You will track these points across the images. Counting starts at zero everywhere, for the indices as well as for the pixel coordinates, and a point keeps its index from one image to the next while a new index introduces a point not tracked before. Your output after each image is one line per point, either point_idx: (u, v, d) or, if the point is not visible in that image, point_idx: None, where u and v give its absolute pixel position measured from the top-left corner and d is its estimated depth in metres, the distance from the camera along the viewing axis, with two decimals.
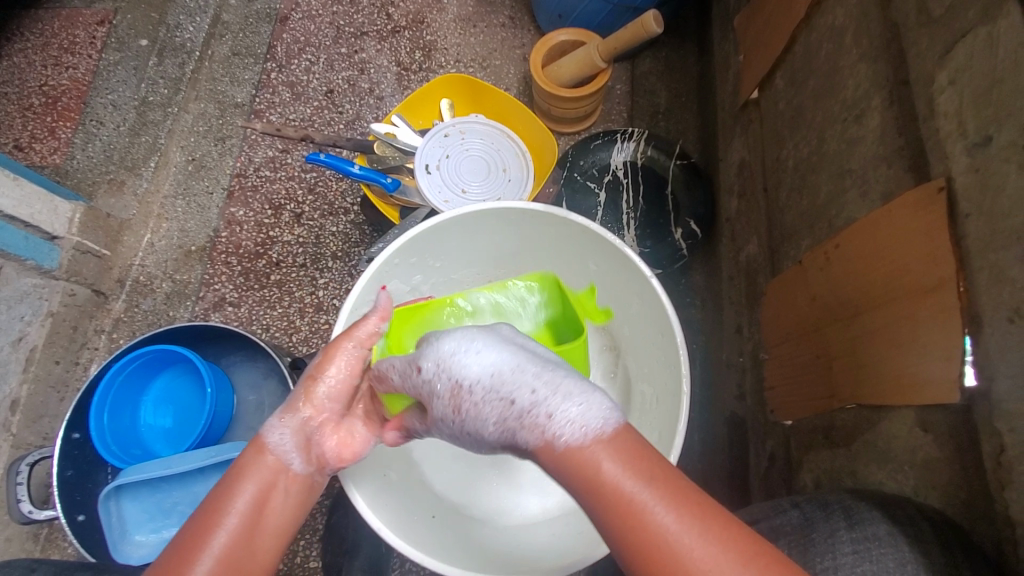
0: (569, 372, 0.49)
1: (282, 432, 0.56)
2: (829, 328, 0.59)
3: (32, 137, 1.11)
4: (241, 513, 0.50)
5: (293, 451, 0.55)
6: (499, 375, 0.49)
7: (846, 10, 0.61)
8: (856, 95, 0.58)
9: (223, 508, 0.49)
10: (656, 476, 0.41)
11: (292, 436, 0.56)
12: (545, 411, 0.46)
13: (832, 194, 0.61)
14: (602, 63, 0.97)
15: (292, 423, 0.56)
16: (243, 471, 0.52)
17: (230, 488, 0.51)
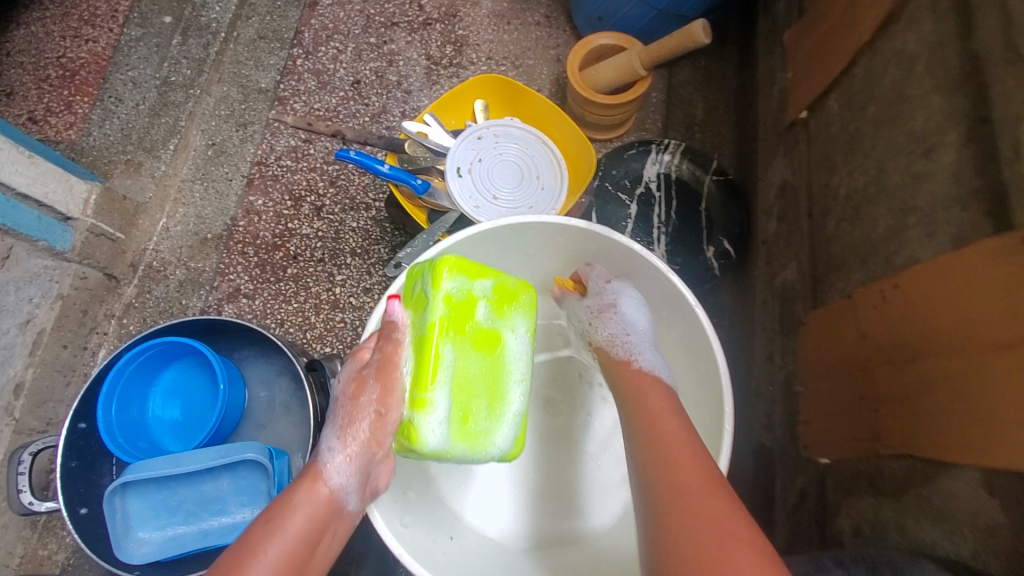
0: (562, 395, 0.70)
1: (340, 470, 0.54)
2: (877, 368, 0.57)
3: (48, 110, 1.08)
4: (295, 556, 0.49)
5: (348, 490, 0.54)
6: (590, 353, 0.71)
7: (918, 37, 0.58)
8: (927, 128, 0.56)
9: (273, 551, 0.48)
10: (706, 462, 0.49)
11: (346, 474, 0.54)
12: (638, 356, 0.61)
13: (891, 229, 0.58)
14: (642, 70, 0.94)
15: (350, 460, 0.54)
16: (294, 508, 0.50)
17: (283, 527, 0.49)
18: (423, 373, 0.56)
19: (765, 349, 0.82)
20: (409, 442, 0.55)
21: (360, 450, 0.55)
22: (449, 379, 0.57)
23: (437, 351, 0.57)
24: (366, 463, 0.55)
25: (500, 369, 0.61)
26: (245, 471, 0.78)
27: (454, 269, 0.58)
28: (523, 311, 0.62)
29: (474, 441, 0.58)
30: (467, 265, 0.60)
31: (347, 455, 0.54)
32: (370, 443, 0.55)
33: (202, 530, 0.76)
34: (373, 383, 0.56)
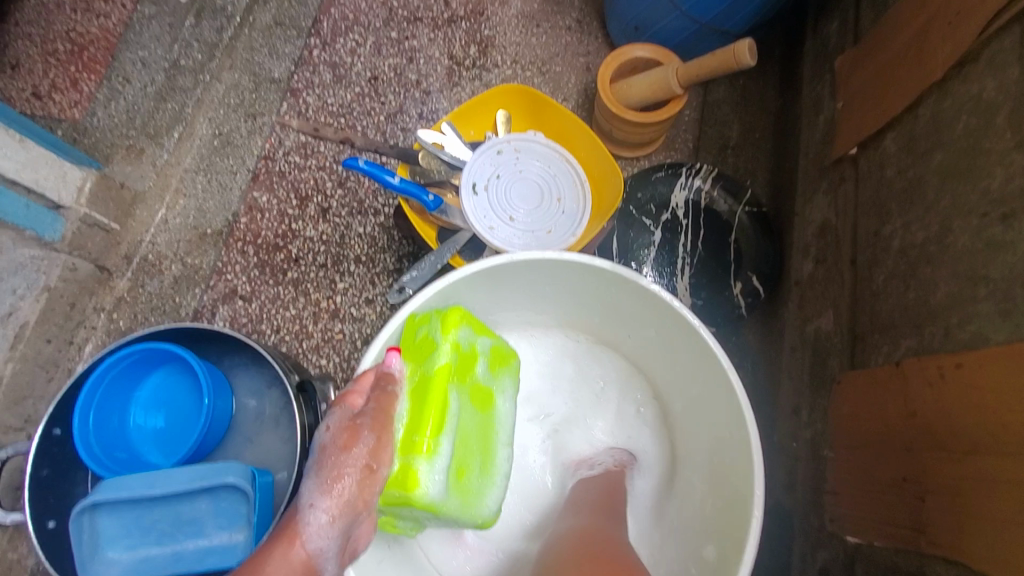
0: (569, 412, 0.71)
1: (322, 529, 0.52)
2: (929, 454, 0.51)
3: (53, 86, 0.98)
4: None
5: (328, 552, 0.52)
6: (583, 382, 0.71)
7: (1000, 84, 0.52)
8: (1004, 189, 0.49)
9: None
10: None
11: (327, 535, 0.52)
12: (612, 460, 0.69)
13: (953, 297, 0.52)
14: (678, 88, 0.87)
15: (331, 519, 0.52)
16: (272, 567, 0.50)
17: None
18: (431, 419, 0.57)
19: (789, 401, 0.76)
20: (409, 488, 0.54)
21: (343, 509, 0.52)
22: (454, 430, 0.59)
23: (444, 401, 0.58)
24: (350, 522, 0.53)
25: (491, 428, 0.63)
26: (224, 493, 0.73)
27: (462, 323, 0.62)
28: (511, 373, 0.65)
29: (465, 503, 0.58)
30: (473, 321, 0.63)
31: (330, 513, 0.52)
32: (354, 503, 0.53)
33: (176, 552, 0.72)
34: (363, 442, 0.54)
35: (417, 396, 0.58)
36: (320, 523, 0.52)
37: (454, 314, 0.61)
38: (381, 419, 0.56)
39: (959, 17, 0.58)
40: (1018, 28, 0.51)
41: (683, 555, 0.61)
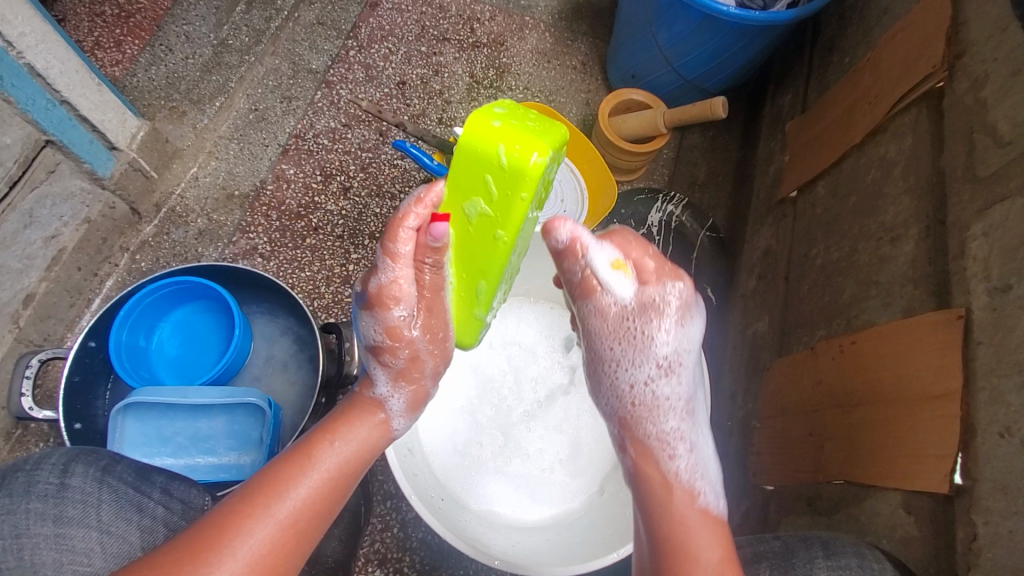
0: (683, 380, 0.64)
1: (656, 290, 0.64)
2: (828, 411, 0.67)
3: (97, 44, 1.14)
4: (343, 469, 0.55)
5: (627, 385, 0.65)
6: (672, 360, 0.64)
7: (898, 148, 0.71)
8: (895, 221, 0.68)
9: (326, 460, 0.54)
10: (720, 539, 0.55)
11: (637, 359, 0.64)
12: (676, 456, 0.62)
13: (855, 297, 0.70)
14: (663, 128, 1.05)
15: (668, 347, 0.64)
16: (355, 418, 0.60)
17: (348, 435, 0.58)
18: (503, 267, 0.59)
19: (730, 388, 0.93)
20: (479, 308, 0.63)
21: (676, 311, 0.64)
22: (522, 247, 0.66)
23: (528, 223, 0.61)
24: (686, 317, 0.64)
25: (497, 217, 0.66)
26: (241, 414, 0.82)
27: (554, 158, 0.55)
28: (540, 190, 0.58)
29: (487, 296, 0.62)
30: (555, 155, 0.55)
31: (666, 324, 0.64)
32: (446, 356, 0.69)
33: (189, 465, 0.80)
34: (420, 349, 0.64)
35: (468, 244, 0.58)
36: (621, 317, 0.64)
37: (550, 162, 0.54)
38: (430, 298, 0.61)
39: (877, 99, 0.78)
40: (912, 111, 0.70)
41: None
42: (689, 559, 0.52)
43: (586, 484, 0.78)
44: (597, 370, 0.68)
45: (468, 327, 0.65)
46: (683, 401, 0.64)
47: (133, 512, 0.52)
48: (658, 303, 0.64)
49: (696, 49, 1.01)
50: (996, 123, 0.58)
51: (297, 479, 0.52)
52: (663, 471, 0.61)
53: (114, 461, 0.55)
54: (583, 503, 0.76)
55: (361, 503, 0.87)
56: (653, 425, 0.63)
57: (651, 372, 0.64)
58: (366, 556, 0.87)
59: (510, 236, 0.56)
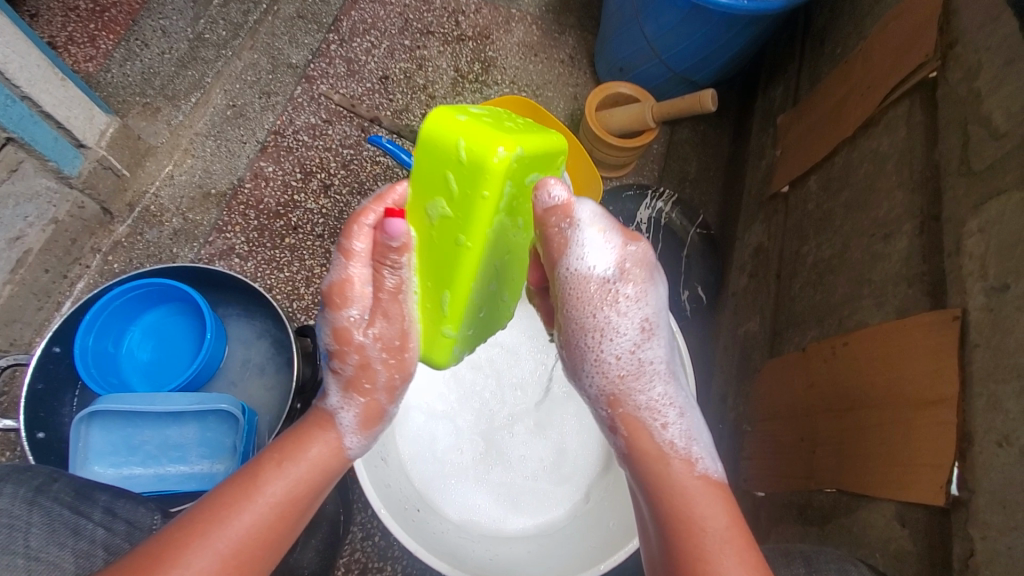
0: (657, 345, 0.65)
1: (625, 254, 0.63)
2: (820, 416, 0.64)
3: (70, 39, 1.10)
4: (295, 491, 0.51)
5: (612, 360, 0.63)
6: (646, 324, 0.64)
7: (892, 141, 0.68)
8: (888, 217, 0.65)
9: (279, 489, 0.51)
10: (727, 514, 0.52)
11: (618, 326, 0.64)
12: (666, 427, 0.60)
13: (848, 297, 0.68)
14: (651, 122, 1.02)
15: (642, 313, 0.64)
16: (308, 437, 0.56)
17: (300, 455, 0.54)
18: (469, 274, 0.54)
19: (720, 389, 0.90)
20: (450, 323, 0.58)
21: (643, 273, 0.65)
22: (507, 265, 0.61)
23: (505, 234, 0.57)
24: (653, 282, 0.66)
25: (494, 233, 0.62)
26: (213, 421, 0.79)
27: (524, 158, 0.51)
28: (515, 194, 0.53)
29: (459, 309, 0.57)
30: (529, 160, 0.52)
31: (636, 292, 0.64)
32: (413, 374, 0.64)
33: (159, 474, 0.77)
34: (377, 357, 0.60)
35: (434, 250, 0.55)
36: (601, 283, 0.62)
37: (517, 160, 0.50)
38: (385, 301, 0.57)
39: (870, 90, 0.75)
40: (906, 102, 0.68)
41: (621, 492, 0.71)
42: (686, 520, 0.51)
43: (571, 492, 0.75)
44: (577, 353, 0.65)
45: (441, 347, 0.59)
46: (660, 366, 0.64)
47: (68, 535, 0.49)
48: (628, 267, 0.64)
49: (684, 40, 0.98)
50: (991, 114, 0.55)
51: (243, 510, 0.48)
52: (659, 442, 0.59)
53: (49, 479, 0.53)
54: (567, 511, 0.74)
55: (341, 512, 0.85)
56: (640, 394, 0.62)
57: (633, 338, 0.64)
58: (346, 565, 0.84)
59: (473, 238, 0.52)
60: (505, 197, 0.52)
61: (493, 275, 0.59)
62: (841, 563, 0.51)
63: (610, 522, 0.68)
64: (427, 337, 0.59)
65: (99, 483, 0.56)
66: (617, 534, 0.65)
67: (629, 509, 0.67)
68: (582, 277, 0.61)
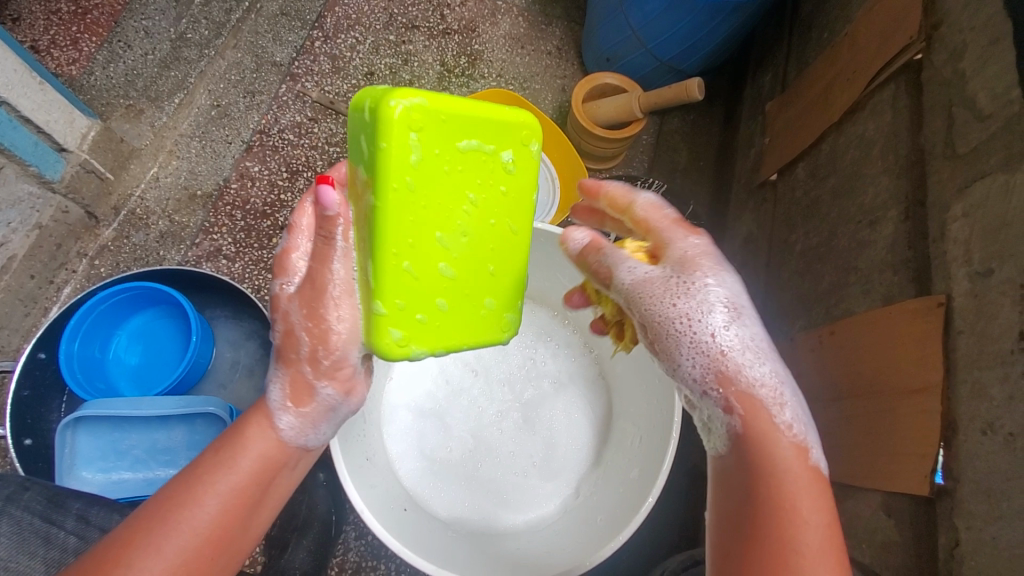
0: (754, 332, 0.53)
1: (682, 245, 0.55)
2: (808, 405, 0.64)
3: (53, 42, 1.07)
4: (239, 485, 0.50)
5: (702, 346, 0.51)
6: (735, 309, 0.52)
7: (878, 126, 0.67)
8: (874, 203, 0.64)
9: (222, 483, 0.49)
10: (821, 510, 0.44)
11: (703, 317, 0.52)
12: (783, 407, 0.49)
13: (834, 285, 0.67)
14: (639, 113, 1.01)
15: (720, 288, 0.53)
16: (245, 430, 0.53)
17: (241, 448, 0.52)
18: (386, 234, 0.50)
19: None
20: (380, 300, 0.52)
21: (711, 255, 0.54)
22: (465, 250, 0.54)
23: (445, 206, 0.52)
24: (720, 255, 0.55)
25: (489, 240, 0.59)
26: (201, 424, 0.78)
27: (433, 109, 0.49)
28: (435, 153, 0.50)
29: (387, 281, 0.51)
30: (440, 114, 0.49)
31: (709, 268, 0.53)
32: (353, 360, 0.57)
33: (149, 478, 0.77)
34: (309, 332, 0.55)
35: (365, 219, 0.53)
36: (666, 277, 0.52)
37: (421, 113, 0.49)
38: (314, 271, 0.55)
39: (856, 75, 0.74)
40: (891, 85, 0.66)
41: (610, 486, 0.71)
42: (794, 514, 0.43)
43: (562, 488, 0.75)
44: (659, 346, 0.53)
45: (382, 334, 0.53)
46: (761, 349, 0.52)
47: (37, 545, 0.50)
48: (693, 257, 0.54)
49: (670, 27, 0.97)
50: (975, 96, 0.55)
51: (186, 508, 0.47)
52: (769, 431, 0.48)
53: (22, 488, 0.53)
54: (558, 507, 0.74)
55: (332, 512, 0.84)
56: (738, 386, 0.50)
57: (721, 318, 0.52)
58: (339, 565, 0.84)
59: (381, 191, 0.49)
60: (413, 154, 0.49)
61: (441, 255, 0.53)
62: None
63: (599, 516, 0.68)
64: (367, 322, 0.54)
65: (71, 490, 0.57)
66: (605, 528, 0.65)
67: (617, 503, 0.67)
68: (643, 279, 0.53)
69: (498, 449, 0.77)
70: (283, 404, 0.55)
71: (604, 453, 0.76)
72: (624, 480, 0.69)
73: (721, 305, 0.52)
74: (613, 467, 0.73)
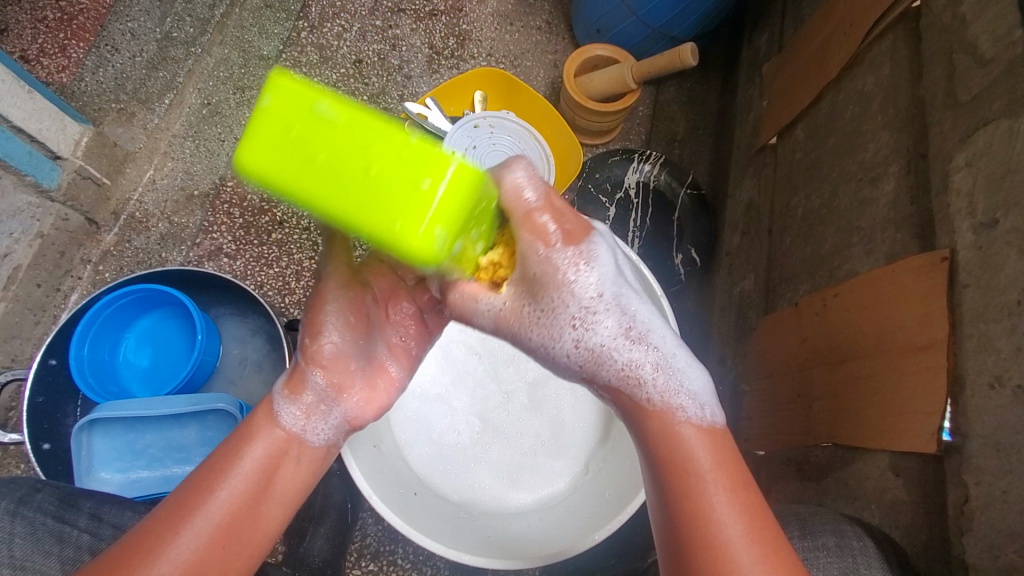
0: (609, 322, 0.50)
1: (540, 251, 0.47)
2: (814, 370, 0.63)
3: (41, 50, 1.02)
4: (257, 479, 0.50)
5: (560, 358, 0.51)
6: (585, 316, 0.50)
7: (876, 79, 0.65)
8: (875, 159, 0.63)
9: (235, 473, 0.50)
10: (723, 465, 0.46)
11: (559, 335, 0.50)
12: (639, 388, 0.50)
13: (836, 247, 0.66)
14: (632, 83, 0.99)
15: (576, 299, 0.49)
16: (253, 433, 0.52)
17: (246, 450, 0.51)
18: None
19: (719, 352, 0.88)
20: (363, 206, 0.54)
21: (563, 260, 0.47)
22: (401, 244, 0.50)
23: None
24: (588, 246, 0.49)
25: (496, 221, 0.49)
26: (213, 421, 0.79)
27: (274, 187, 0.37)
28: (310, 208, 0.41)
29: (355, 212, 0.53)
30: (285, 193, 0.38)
31: (566, 277, 0.48)
32: (344, 350, 0.55)
33: (165, 476, 0.78)
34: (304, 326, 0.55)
35: None
36: (518, 308, 0.49)
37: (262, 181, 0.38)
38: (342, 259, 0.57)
39: (851, 28, 0.71)
40: (889, 37, 0.64)
41: (618, 460, 0.71)
42: (688, 468, 0.45)
43: (570, 466, 0.75)
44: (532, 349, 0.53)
45: None
46: (630, 336, 0.51)
47: (51, 543, 0.52)
48: (546, 270, 0.47)
49: None
50: (975, 41, 0.53)
51: (201, 495, 0.48)
52: (635, 400, 0.50)
53: (33, 489, 0.54)
54: (567, 486, 0.74)
55: (347, 500, 0.86)
56: (604, 378, 0.51)
57: (574, 329, 0.50)
58: (358, 550, 0.85)
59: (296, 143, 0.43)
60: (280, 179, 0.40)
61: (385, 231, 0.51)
62: (837, 524, 0.50)
63: (608, 492, 0.68)
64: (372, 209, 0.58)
65: (83, 490, 0.59)
66: (616, 502, 0.65)
67: (626, 477, 0.67)
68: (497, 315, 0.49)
69: (503, 430, 0.77)
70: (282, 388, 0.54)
71: (610, 429, 0.76)
72: (631, 453, 0.69)
73: (574, 319, 0.49)
74: (619, 442, 0.73)
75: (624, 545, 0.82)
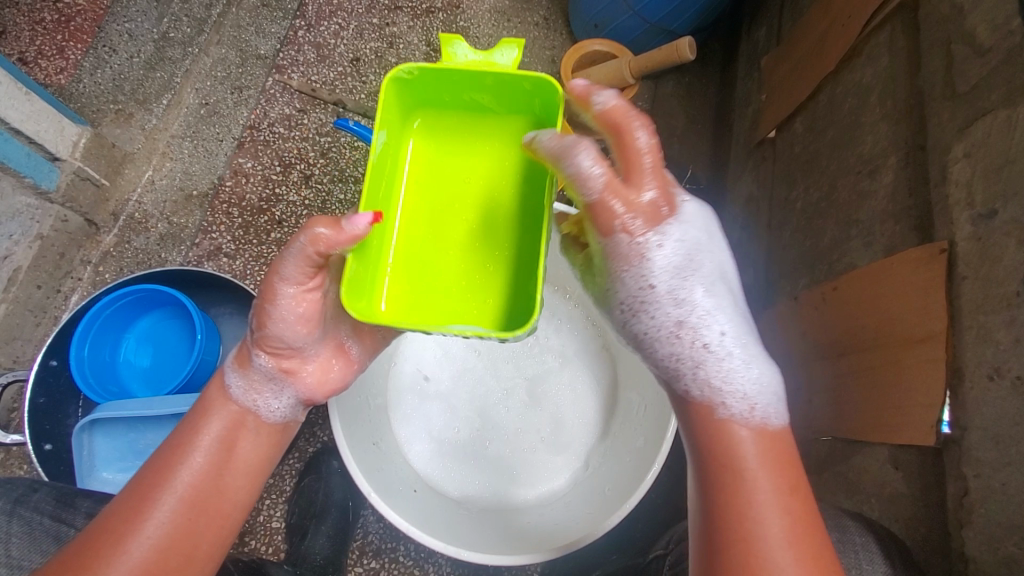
0: (675, 307, 0.51)
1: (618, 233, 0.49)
2: (815, 364, 0.62)
3: (40, 52, 1.05)
4: (216, 455, 0.51)
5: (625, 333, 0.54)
6: (650, 295, 0.51)
7: (875, 71, 0.64)
8: (874, 151, 0.62)
9: (194, 449, 0.51)
10: (784, 470, 0.46)
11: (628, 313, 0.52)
12: (695, 366, 0.51)
13: (835, 240, 0.65)
14: (631, 78, 0.99)
15: (642, 279, 0.51)
16: (208, 409, 0.53)
17: (204, 425, 0.52)
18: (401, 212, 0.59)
19: None
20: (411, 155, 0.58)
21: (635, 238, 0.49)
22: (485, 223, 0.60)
23: (450, 203, 0.62)
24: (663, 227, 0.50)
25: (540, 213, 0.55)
26: None
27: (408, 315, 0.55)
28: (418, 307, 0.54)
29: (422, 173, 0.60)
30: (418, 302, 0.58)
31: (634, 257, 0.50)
32: (293, 341, 0.53)
33: None
34: (258, 301, 0.52)
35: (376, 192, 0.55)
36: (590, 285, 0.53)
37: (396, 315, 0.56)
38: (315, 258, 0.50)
39: (849, 20, 0.71)
40: (887, 28, 0.64)
41: (618, 454, 0.71)
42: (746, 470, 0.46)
43: (573, 462, 0.75)
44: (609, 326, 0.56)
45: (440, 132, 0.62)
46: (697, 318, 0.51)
47: (49, 542, 0.52)
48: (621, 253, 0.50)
49: None
50: (974, 31, 0.52)
51: (161, 473, 0.49)
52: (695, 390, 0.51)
53: (31, 489, 0.55)
54: (568, 481, 0.74)
55: (348, 498, 0.86)
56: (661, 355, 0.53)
57: (635, 308, 0.52)
58: (360, 548, 0.86)
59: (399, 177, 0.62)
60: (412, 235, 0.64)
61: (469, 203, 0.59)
62: (838, 519, 0.50)
63: (608, 487, 0.68)
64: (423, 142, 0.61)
65: (83, 490, 0.59)
66: (614, 496, 0.65)
67: (626, 472, 0.66)
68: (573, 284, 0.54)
69: (504, 426, 0.78)
70: (239, 371, 0.54)
71: (610, 425, 0.76)
72: (632, 449, 0.69)
73: (640, 298, 0.51)
74: (619, 437, 0.73)
75: (626, 541, 0.82)
